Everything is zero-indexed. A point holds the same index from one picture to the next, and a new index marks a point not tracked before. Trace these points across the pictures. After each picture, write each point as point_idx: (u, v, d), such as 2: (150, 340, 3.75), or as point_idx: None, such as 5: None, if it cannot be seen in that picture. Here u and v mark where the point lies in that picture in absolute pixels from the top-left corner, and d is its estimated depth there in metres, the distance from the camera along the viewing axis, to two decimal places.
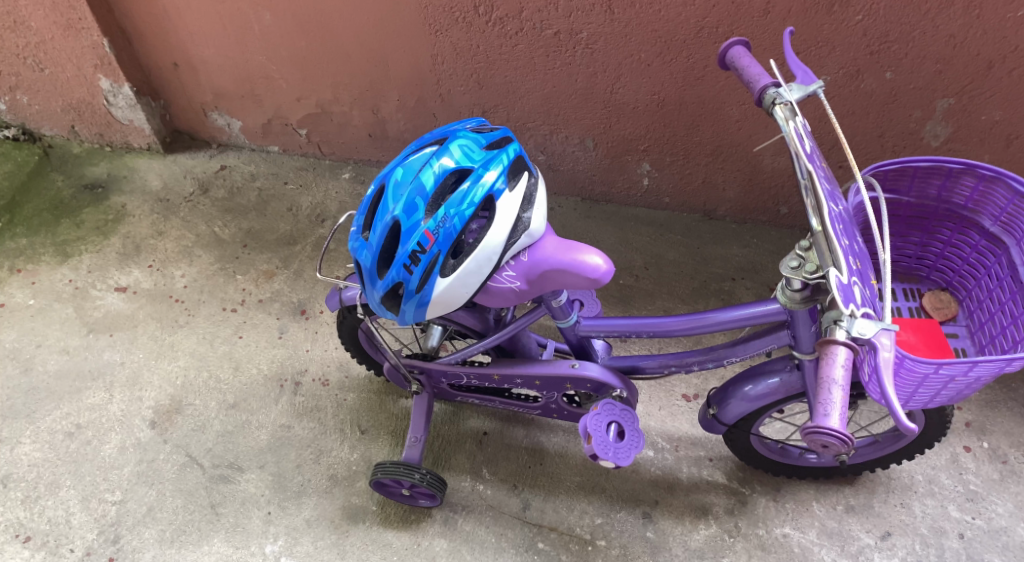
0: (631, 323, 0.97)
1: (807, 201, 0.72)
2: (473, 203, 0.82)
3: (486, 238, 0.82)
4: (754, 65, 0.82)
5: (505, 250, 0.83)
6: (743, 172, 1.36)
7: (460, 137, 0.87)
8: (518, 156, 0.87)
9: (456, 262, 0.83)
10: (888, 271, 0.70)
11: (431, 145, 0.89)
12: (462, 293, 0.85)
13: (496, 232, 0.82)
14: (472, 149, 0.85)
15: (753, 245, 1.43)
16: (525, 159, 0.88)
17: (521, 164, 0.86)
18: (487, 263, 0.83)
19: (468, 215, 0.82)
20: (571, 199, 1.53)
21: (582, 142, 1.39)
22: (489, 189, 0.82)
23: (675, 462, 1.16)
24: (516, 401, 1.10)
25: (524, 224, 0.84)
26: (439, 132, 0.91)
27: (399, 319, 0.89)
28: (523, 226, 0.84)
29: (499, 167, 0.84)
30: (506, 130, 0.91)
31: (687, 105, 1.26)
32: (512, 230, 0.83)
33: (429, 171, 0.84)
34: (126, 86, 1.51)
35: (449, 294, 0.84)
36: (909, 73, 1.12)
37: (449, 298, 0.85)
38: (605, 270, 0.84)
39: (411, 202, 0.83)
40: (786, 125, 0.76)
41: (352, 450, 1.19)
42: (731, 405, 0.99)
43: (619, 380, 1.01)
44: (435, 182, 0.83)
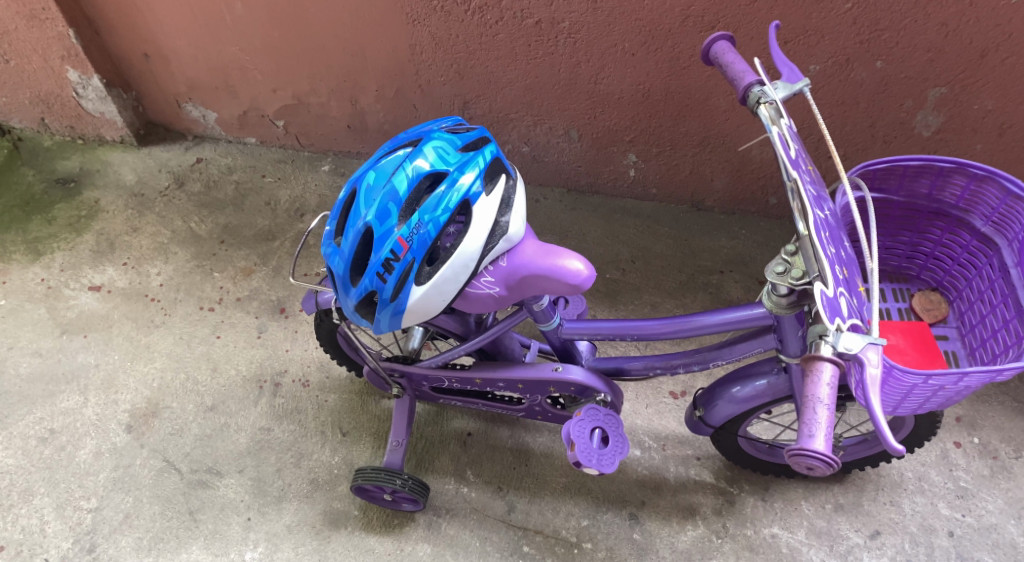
0: (615, 326, 0.94)
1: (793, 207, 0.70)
2: (448, 208, 0.79)
3: (462, 245, 0.79)
4: (738, 62, 0.81)
5: (483, 255, 0.80)
6: (731, 162, 1.32)
7: (434, 138, 0.84)
8: (496, 158, 0.83)
9: (431, 270, 0.80)
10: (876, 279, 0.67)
11: (404, 145, 0.85)
12: (439, 302, 0.82)
13: (471, 239, 0.79)
14: (447, 150, 0.82)
15: (742, 236, 1.40)
16: (503, 160, 0.85)
17: (497, 164, 0.83)
18: (464, 269, 0.80)
19: (443, 221, 0.79)
20: (556, 190, 1.49)
21: (566, 133, 1.35)
22: (465, 193, 0.79)
23: (662, 461, 1.14)
24: (499, 403, 1.07)
25: (502, 228, 0.81)
26: (413, 132, 0.87)
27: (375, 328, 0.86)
28: (501, 230, 0.81)
29: (475, 170, 0.81)
30: (483, 128, 0.88)
31: (673, 95, 1.22)
32: (489, 235, 0.80)
33: (403, 175, 0.80)
34: (95, 78, 1.45)
35: (426, 303, 0.82)
36: (900, 62, 1.08)
37: (426, 307, 0.82)
38: (586, 276, 0.81)
39: (384, 208, 0.80)
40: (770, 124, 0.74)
41: (333, 452, 1.17)
42: (718, 406, 0.97)
43: (604, 384, 0.98)
44: (409, 187, 0.80)
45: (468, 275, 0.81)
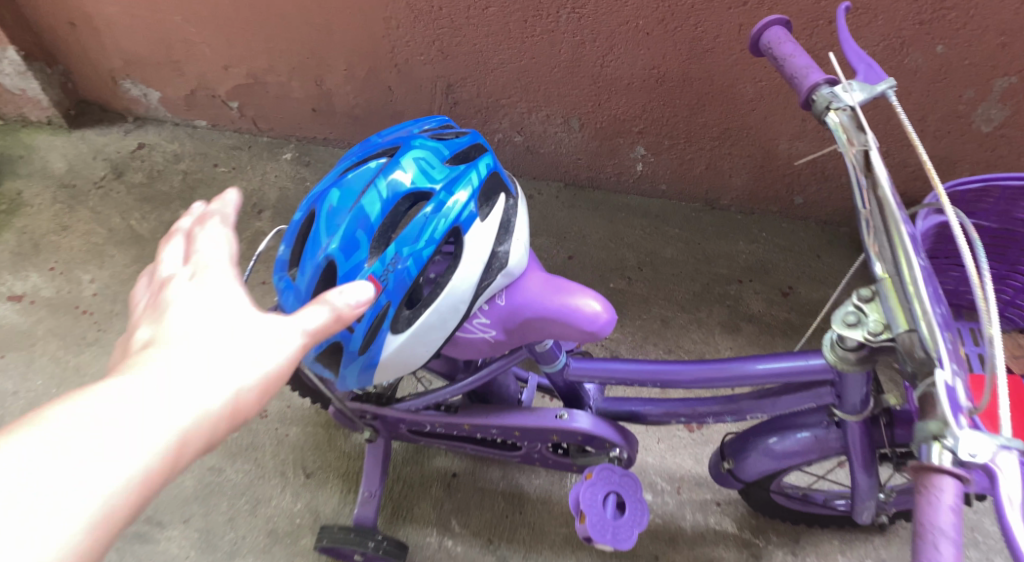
0: (632, 368, 0.78)
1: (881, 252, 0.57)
2: (433, 239, 0.62)
3: (452, 285, 0.63)
4: (798, 53, 0.65)
5: (477, 294, 0.64)
6: (754, 159, 1.15)
7: (415, 147, 0.67)
8: (493, 174, 0.67)
9: (412, 314, 0.64)
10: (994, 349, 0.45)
11: (379, 155, 0.68)
12: (422, 353, 0.66)
13: (465, 277, 0.63)
14: (432, 163, 0.65)
15: (763, 240, 1.23)
16: (501, 176, 0.69)
17: (494, 180, 0.67)
18: (454, 313, 0.63)
19: (427, 254, 0.63)
20: (552, 185, 1.31)
21: (566, 122, 1.17)
22: (455, 218, 0.63)
23: (677, 508, 0.99)
24: (491, 448, 0.92)
25: (502, 260, 0.65)
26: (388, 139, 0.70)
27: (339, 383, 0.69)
28: (502, 263, 0.65)
29: (467, 189, 0.64)
30: (476, 135, 0.72)
31: (693, 81, 1.04)
32: (485, 268, 0.64)
33: (375, 193, 0.63)
34: (11, 50, 1.23)
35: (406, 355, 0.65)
36: (965, 47, 0.91)
37: (405, 359, 0.65)
38: (605, 319, 0.66)
39: (350, 236, 0.62)
40: (846, 141, 0.60)
41: (295, 498, 1.01)
42: (749, 461, 0.83)
43: (617, 434, 0.83)
44: (383, 210, 0.63)
45: (458, 319, 0.64)
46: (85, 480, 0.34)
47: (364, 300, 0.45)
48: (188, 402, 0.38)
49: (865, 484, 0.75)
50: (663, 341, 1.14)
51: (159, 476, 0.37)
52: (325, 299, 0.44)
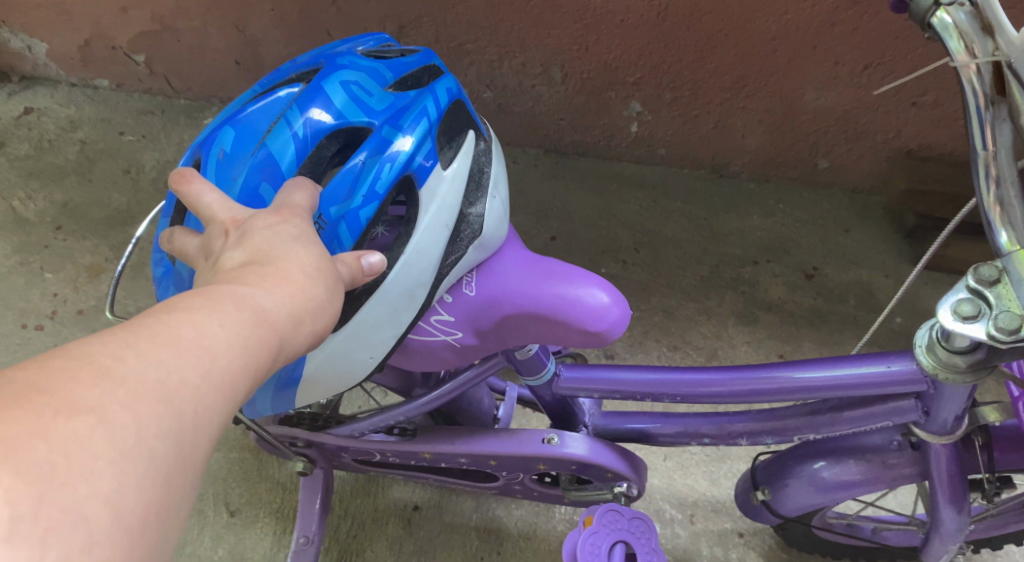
0: (642, 378, 0.59)
1: (1006, 212, 0.34)
2: (374, 193, 0.43)
3: (401, 261, 0.44)
4: None
5: (441, 276, 0.46)
6: (772, 114, 0.96)
7: (342, 63, 0.46)
8: (456, 102, 0.48)
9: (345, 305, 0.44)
10: None
11: (288, 79, 0.47)
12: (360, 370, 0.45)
13: (421, 250, 0.44)
14: (367, 86, 0.45)
15: (779, 213, 1.05)
16: (467, 106, 0.50)
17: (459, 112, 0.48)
18: (408, 304, 0.45)
19: (369, 216, 0.43)
20: (529, 152, 1.11)
21: (546, 72, 0.97)
22: (405, 164, 0.44)
23: (691, 542, 0.80)
24: (461, 478, 0.72)
25: (475, 225, 0.47)
26: (307, 58, 0.50)
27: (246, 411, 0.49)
28: (476, 229, 0.47)
29: (422, 121, 0.45)
30: (427, 51, 0.51)
31: (702, 14, 0.84)
32: (451, 236, 0.46)
33: (284, 130, 0.42)
34: None
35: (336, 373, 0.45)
36: None
37: (338, 372, 0.45)
38: (618, 314, 0.47)
39: (249, 195, 0.42)
40: (961, 50, 0.35)
41: (216, 544, 0.81)
42: (793, 492, 0.64)
43: (623, 461, 0.64)
44: (299, 154, 0.43)
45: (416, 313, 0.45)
46: (219, 354, 0.27)
47: (379, 260, 0.39)
48: (300, 276, 0.33)
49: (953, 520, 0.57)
50: (666, 336, 0.95)
51: (278, 364, 0.31)
52: (340, 260, 0.38)
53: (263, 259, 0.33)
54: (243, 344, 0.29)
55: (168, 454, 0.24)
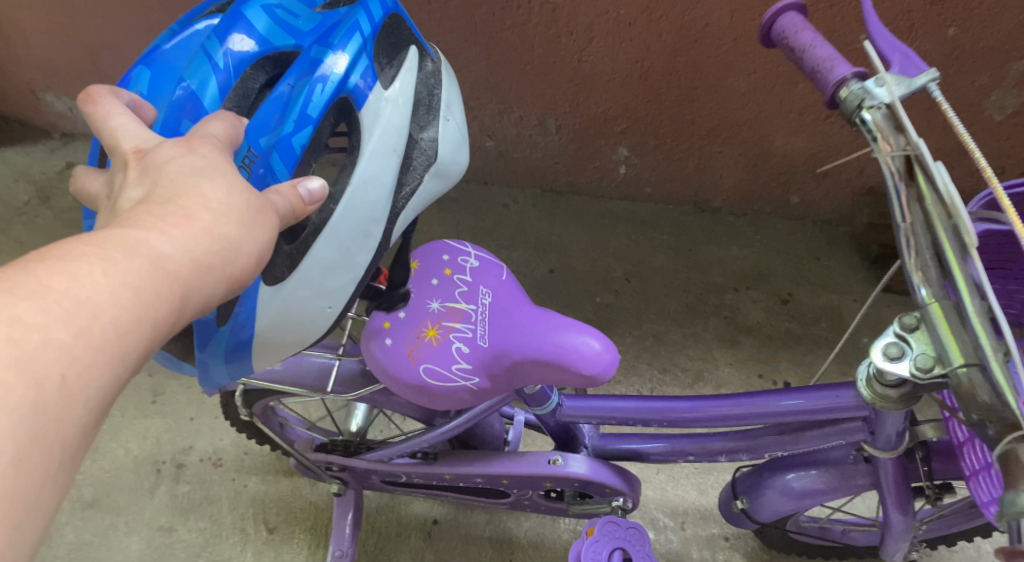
0: (634, 406, 0.69)
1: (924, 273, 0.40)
2: (308, 111, 0.42)
3: (351, 191, 0.43)
4: (814, 40, 0.47)
5: (397, 207, 0.46)
6: (746, 156, 1.06)
7: None
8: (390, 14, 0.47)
9: (294, 251, 0.44)
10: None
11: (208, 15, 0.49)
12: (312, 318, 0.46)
13: (371, 177, 0.43)
14: (292, 11, 0.48)
15: (756, 243, 1.15)
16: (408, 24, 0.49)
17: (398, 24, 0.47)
18: (366, 240, 0.45)
19: (303, 143, 0.42)
20: (528, 192, 1.21)
21: (541, 123, 1.07)
22: (342, 81, 0.43)
23: (682, 546, 0.90)
24: (477, 495, 0.82)
25: (427, 151, 0.47)
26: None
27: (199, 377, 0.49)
28: (428, 154, 0.47)
29: (356, 34, 0.43)
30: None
31: (679, 75, 0.95)
32: (405, 164, 0.47)
33: (206, 63, 0.44)
34: None
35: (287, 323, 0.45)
36: (976, 30, 0.83)
37: (292, 322, 0.45)
38: (608, 359, 0.56)
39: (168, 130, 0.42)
40: (881, 145, 0.43)
41: (257, 558, 0.91)
42: (767, 500, 0.74)
43: (619, 477, 0.73)
44: (222, 87, 0.44)
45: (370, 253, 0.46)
46: (132, 287, 0.28)
47: (317, 190, 0.39)
48: (205, 214, 0.32)
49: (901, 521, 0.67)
50: (657, 360, 1.04)
51: (181, 324, 0.31)
52: (277, 191, 0.37)
53: (165, 198, 0.32)
54: (154, 279, 0.29)
55: (55, 394, 0.25)
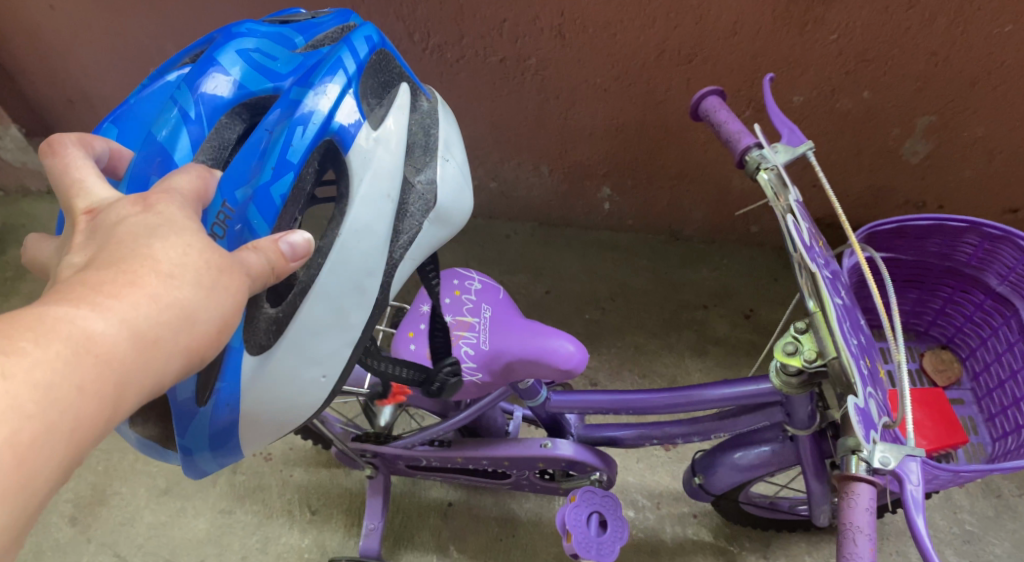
0: (607, 398, 0.87)
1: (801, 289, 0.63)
2: (289, 156, 0.48)
3: (344, 232, 0.51)
4: (732, 120, 0.73)
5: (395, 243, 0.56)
6: (710, 193, 1.25)
7: (246, 39, 0.56)
8: (377, 50, 0.56)
9: (276, 313, 0.51)
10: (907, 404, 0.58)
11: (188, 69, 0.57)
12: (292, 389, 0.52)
13: (361, 218, 0.52)
14: (271, 54, 0.56)
15: (724, 266, 1.34)
16: (398, 65, 0.60)
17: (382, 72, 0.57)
18: (362, 285, 0.53)
19: (282, 189, 0.48)
20: (527, 225, 1.41)
21: (536, 168, 1.27)
22: (324, 125, 0.49)
23: (658, 522, 1.07)
24: (484, 477, 1.00)
25: (423, 195, 0.58)
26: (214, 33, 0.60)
27: (188, 464, 0.55)
28: (424, 199, 0.58)
29: (339, 80, 0.50)
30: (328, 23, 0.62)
31: (649, 129, 1.14)
32: (402, 212, 0.57)
33: (178, 114, 0.51)
34: (11, 128, 1.33)
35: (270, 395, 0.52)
36: (887, 92, 1.02)
37: (277, 380, 0.52)
38: (578, 357, 0.74)
39: (137, 181, 0.49)
40: (774, 196, 0.67)
41: (303, 535, 1.09)
42: (718, 474, 0.91)
43: (597, 457, 0.91)
44: (196, 141, 0.51)
45: (366, 302, 0.54)
46: (58, 371, 0.34)
47: (299, 243, 0.45)
48: (153, 277, 0.38)
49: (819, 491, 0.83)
50: (637, 367, 1.23)
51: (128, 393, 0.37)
52: (257, 247, 0.43)
53: (111, 261, 0.38)
54: (87, 361, 0.35)
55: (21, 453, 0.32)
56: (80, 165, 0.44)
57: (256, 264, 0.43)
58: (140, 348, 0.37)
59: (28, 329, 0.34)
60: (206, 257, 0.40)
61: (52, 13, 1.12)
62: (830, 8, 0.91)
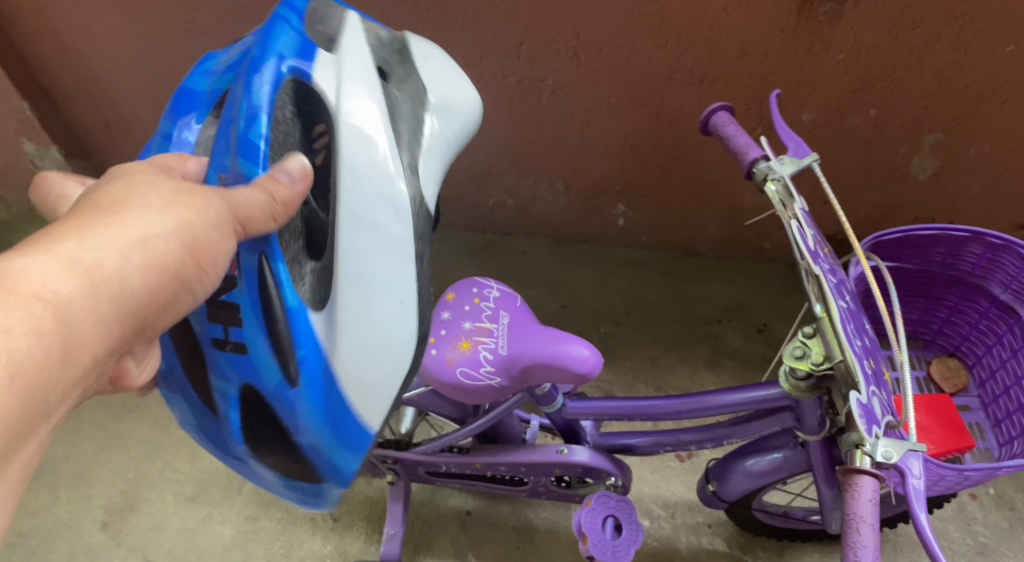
0: (623, 405, 0.90)
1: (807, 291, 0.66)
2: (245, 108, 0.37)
3: (349, 169, 0.39)
4: (740, 134, 0.76)
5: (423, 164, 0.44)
6: (722, 210, 1.28)
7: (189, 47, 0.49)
8: None
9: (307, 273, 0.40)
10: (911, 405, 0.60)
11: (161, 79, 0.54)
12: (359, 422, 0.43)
13: (365, 150, 0.39)
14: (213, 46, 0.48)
15: (737, 281, 1.36)
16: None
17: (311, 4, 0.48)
18: (381, 237, 0.39)
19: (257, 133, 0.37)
20: (543, 241, 1.45)
21: (552, 186, 1.31)
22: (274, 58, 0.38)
23: (673, 531, 1.09)
24: (501, 484, 1.02)
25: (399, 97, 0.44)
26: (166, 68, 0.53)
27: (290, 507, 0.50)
28: (404, 104, 0.44)
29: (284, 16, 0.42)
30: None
31: (661, 147, 1.18)
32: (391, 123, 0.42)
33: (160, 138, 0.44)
34: (52, 149, 1.41)
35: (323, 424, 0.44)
36: (894, 110, 1.05)
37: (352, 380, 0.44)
38: (593, 362, 0.77)
39: None
40: (781, 206, 0.69)
41: (325, 541, 1.11)
42: (731, 481, 0.92)
43: (613, 464, 0.93)
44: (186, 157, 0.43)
45: (401, 246, 0.40)
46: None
47: (298, 165, 0.37)
48: (127, 222, 0.35)
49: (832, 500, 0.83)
50: (652, 380, 1.25)
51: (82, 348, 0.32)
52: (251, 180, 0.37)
53: (81, 214, 0.35)
54: (33, 306, 0.31)
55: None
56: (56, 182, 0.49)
57: (253, 203, 0.36)
58: (99, 296, 0.33)
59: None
60: (184, 201, 0.36)
61: (95, 40, 1.19)
62: (836, 28, 0.95)
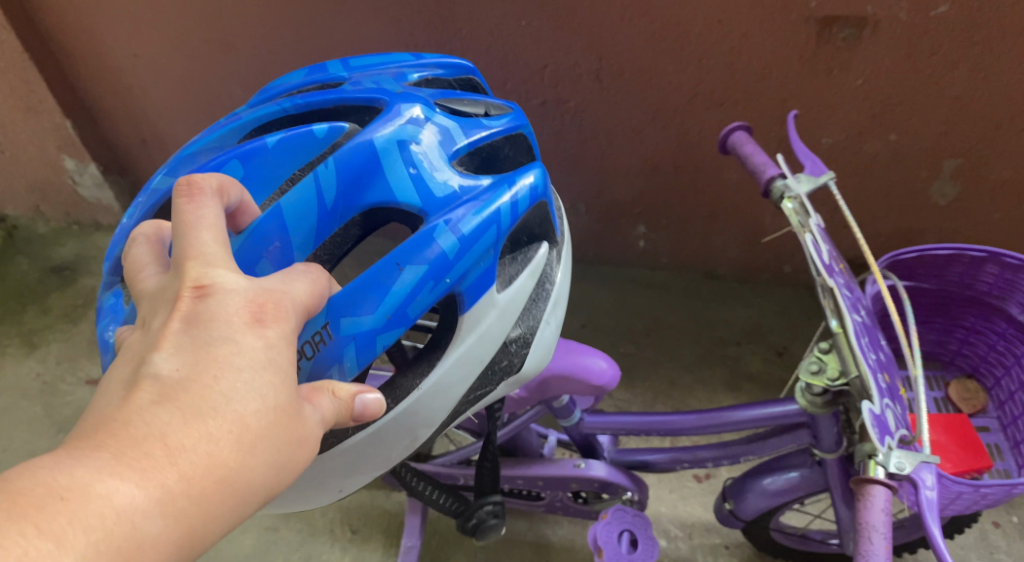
0: (641, 419, 0.91)
1: (823, 306, 0.67)
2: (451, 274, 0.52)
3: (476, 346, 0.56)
4: (758, 152, 0.78)
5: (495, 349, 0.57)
6: (742, 232, 1.30)
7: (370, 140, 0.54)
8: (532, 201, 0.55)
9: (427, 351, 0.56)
10: (926, 421, 0.61)
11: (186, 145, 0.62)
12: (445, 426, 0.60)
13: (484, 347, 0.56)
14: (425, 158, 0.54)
15: (756, 304, 1.37)
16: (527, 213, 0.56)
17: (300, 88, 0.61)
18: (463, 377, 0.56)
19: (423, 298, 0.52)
20: None
21: (574, 207, 1.33)
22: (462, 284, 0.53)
23: (690, 552, 1.08)
24: (518, 498, 1.03)
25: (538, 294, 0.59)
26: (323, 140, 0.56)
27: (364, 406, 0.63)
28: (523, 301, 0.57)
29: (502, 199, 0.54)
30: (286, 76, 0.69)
31: (681, 170, 1.20)
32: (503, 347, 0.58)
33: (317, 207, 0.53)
34: (91, 166, 1.47)
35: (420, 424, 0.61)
36: (913, 134, 1.06)
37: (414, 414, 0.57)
38: (611, 374, 0.80)
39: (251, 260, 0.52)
40: (796, 223, 0.71)
41: (343, 552, 1.13)
42: (748, 500, 0.92)
43: (630, 480, 0.93)
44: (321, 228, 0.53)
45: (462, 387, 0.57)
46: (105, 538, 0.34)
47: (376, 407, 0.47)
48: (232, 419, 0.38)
49: (850, 521, 0.83)
50: (670, 400, 1.25)
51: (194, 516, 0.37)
52: (336, 394, 0.45)
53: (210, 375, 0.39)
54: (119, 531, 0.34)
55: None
56: (213, 211, 0.44)
57: (330, 411, 0.44)
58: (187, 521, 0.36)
59: (71, 510, 0.33)
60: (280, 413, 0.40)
61: (136, 61, 1.26)
62: (854, 53, 0.97)
